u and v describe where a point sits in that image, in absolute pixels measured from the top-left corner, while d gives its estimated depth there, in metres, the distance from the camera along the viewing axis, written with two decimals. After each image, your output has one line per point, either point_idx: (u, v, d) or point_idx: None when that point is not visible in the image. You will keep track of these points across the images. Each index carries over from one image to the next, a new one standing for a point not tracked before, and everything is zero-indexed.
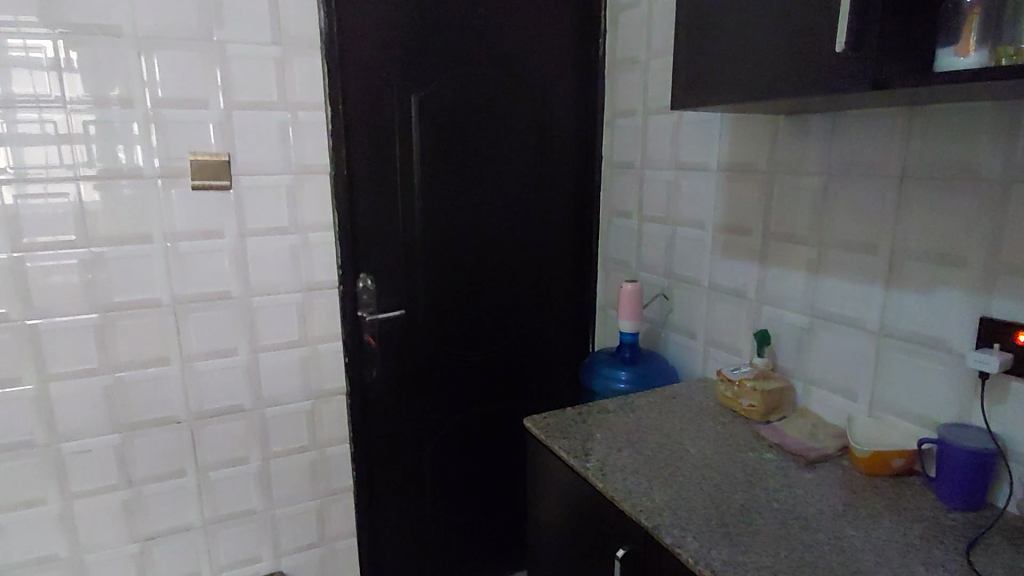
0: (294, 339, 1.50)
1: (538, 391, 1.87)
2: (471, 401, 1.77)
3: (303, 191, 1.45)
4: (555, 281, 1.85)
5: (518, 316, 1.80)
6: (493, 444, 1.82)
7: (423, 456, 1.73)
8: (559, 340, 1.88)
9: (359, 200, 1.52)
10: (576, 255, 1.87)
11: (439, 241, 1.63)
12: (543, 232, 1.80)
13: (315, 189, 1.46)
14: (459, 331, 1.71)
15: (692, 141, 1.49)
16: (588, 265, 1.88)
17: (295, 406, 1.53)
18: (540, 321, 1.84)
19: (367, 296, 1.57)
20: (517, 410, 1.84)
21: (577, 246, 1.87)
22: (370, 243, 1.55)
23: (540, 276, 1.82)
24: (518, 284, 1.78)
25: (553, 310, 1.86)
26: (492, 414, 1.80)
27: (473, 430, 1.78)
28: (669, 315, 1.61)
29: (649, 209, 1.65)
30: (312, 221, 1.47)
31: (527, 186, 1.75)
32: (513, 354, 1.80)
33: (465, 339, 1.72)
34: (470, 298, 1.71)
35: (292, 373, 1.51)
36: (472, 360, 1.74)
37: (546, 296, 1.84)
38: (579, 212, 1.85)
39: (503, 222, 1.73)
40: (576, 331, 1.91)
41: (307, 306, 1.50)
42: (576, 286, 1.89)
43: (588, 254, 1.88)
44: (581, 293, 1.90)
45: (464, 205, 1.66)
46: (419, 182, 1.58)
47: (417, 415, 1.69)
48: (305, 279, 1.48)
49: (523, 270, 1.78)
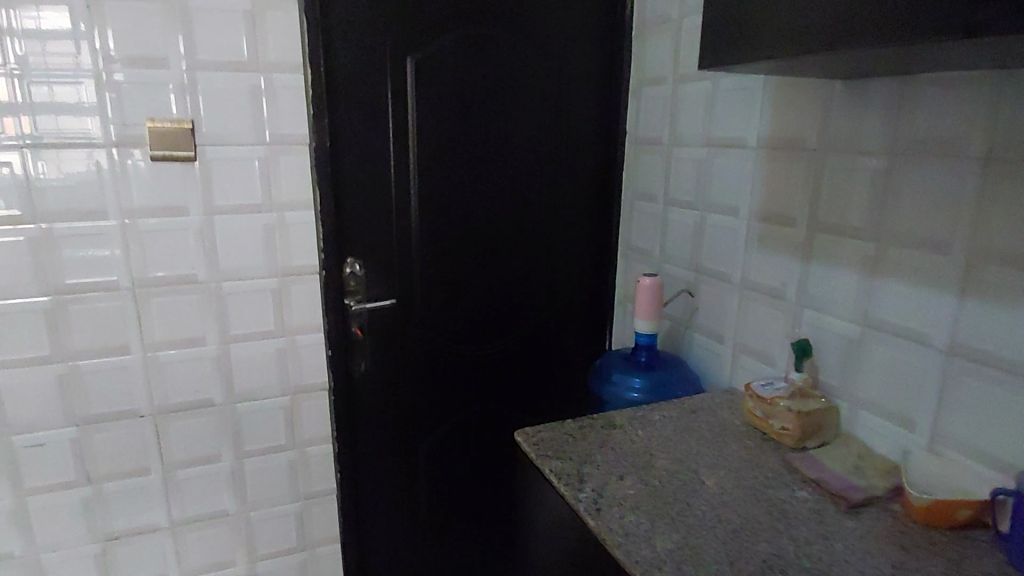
0: (269, 329, 1.35)
1: (547, 389, 1.69)
2: (471, 398, 1.61)
3: (279, 165, 1.29)
4: (567, 272, 1.66)
5: (525, 309, 1.62)
6: (495, 447, 1.66)
7: (416, 457, 1.58)
8: (570, 338, 1.70)
9: (344, 175, 1.35)
10: (592, 244, 1.68)
11: (436, 225, 1.46)
12: (556, 218, 1.61)
13: (291, 162, 1.30)
14: (459, 323, 1.55)
15: (730, 113, 1.27)
16: (606, 255, 1.69)
17: (271, 401, 1.39)
18: (550, 316, 1.66)
19: (354, 284, 1.42)
20: (521, 413, 1.67)
21: (592, 234, 1.67)
22: (357, 224, 1.39)
23: (551, 267, 1.63)
24: (526, 275, 1.60)
25: (565, 304, 1.68)
26: (494, 416, 1.64)
27: (473, 430, 1.63)
28: (695, 314, 1.41)
29: (676, 192, 1.44)
30: (287, 198, 1.31)
31: (539, 164, 1.56)
32: (519, 352, 1.64)
33: (466, 331, 1.56)
34: (472, 289, 1.54)
35: (268, 366, 1.37)
36: (473, 357, 1.58)
37: (558, 289, 1.66)
38: (597, 196, 1.66)
39: (510, 206, 1.54)
40: (590, 328, 1.72)
41: (284, 293, 1.35)
42: (592, 278, 1.70)
43: (607, 244, 1.68)
44: (597, 287, 1.71)
45: (466, 185, 1.48)
46: (413, 157, 1.41)
47: (411, 412, 1.55)
48: (282, 263, 1.33)
49: (533, 260, 1.60)
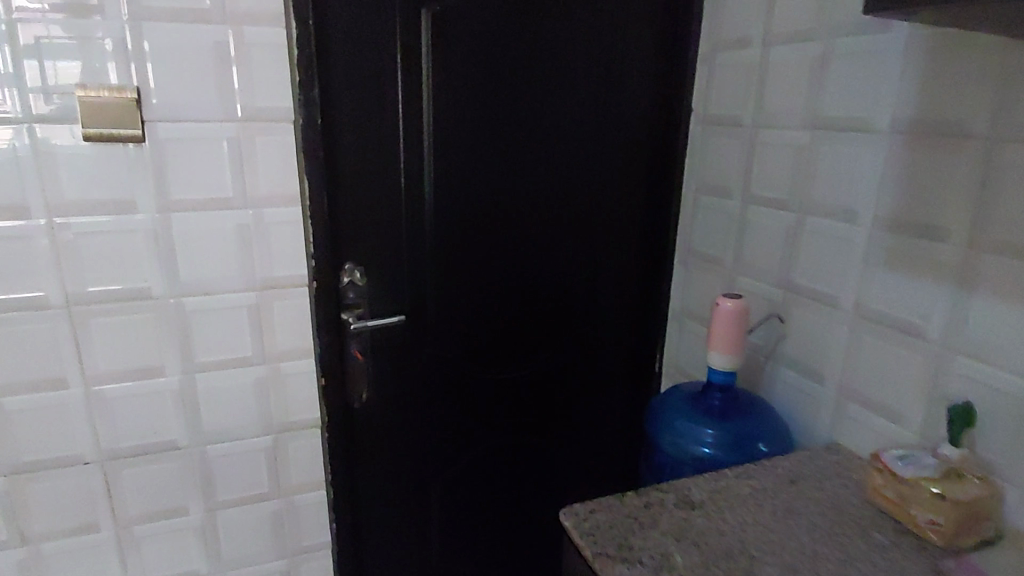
0: (244, 355, 1.07)
1: (583, 416, 1.42)
2: (494, 429, 1.34)
3: (255, 147, 0.99)
4: (612, 280, 1.37)
5: (561, 324, 1.34)
6: (520, 484, 1.40)
7: (427, 499, 1.32)
8: (612, 359, 1.42)
9: (340, 161, 1.06)
10: (641, 247, 1.38)
11: (456, 224, 1.18)
12: (602, 214, 1.32)
13: (271, 144, 1.00)
14: (481, 341, 1.27)
15: (851, 86, 0.96)
16: (659, 261, 1.39)
17: (249, 443, 1.12)
18: (590, 333, 1.38)
19: (353, 295, 1.13)
20: (551, 445, 1.40)
21: (643, 235, 1.38)
22: (358, 222, 1.10)
23: (594, 274, 1.34)
24: (563, 283, 1.31)
25: (608, 318, 1.39)
26: (520, 449, 1.38)
27: (494, 465, 1.36)
28: (783, 344, 1.11)
29: (761, 188, 1.14)
30: (265, 190, 1.01)
31: (583, 149, 1.26)
32: (552, 375, 1.36)
33: (489, 351, 1.28)
34: (498, 301, 1.26)
35: (243, 401, 1.09)
36: (497, 381, 1.31)
37: (600, 301, 1.37)
38: (649, 188, 1.35)
39: (547, 200, 1.25)
40: (635, 348, 1.44)
41: (264, 312, 1.06)
42: (640, 288, 1.41)
43: (661, 247, 1.38)
44: (646, 298, 1.41)
45: (495, 175, 1.19)
46: (429, 139, 1.12)
47: (421, 447, 1.28)
48: (260, 274, 1.04)
49: (572, 266, 1.31)
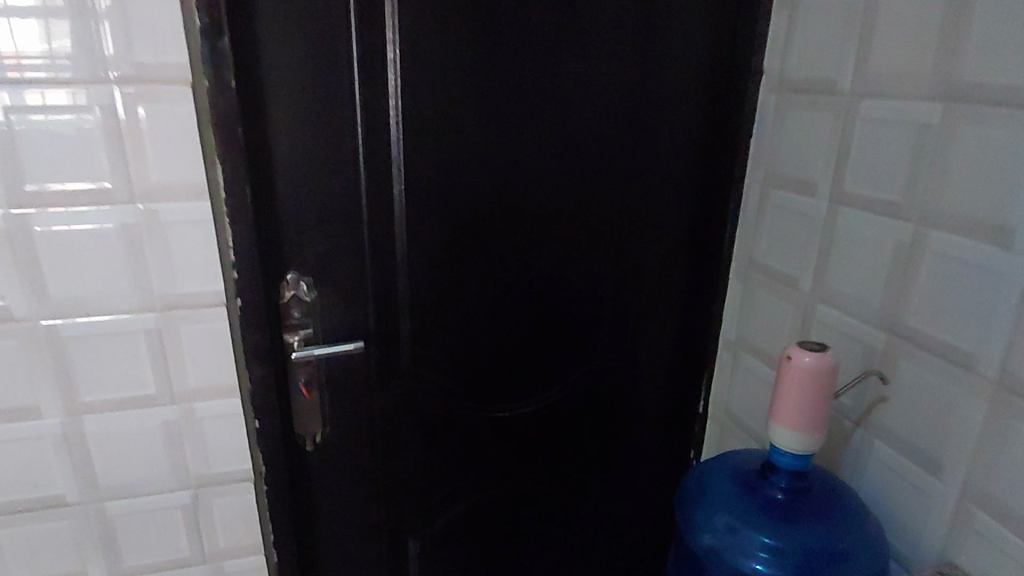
0: (145, 394, 0.82)
1: (601, 460, 1.16)
2: (488, 475, 1.09)
3: (137, 119, 0.73)
4: (644, 298, 1.07)
5: (574, 352, 1.06)
6: (520, 536, 1.16)
7: (404, 554, 1.09)
8: (639, 395, 1.14)
9: (271, 144, 0.81)
10: (685, 258, 1.07)
11: (435, 226, 0.91)
12: (633, 213, 1.01)
13: (160, 115, 0.74)
14: (470, 372, 1.02)
15: (1013, 32, 0.62)
16: (705, 276, 1.08)
17: (160, 500, 0.87)
18: (614, 363, 1.09)
19: (298, 312, 0.90)
20: (558, 495, 1.15)
21: (688, 242, 1.06)
22: (302, 225, 0.86)
23: (619, 291, 1.05)
24: (579, 302, 1.04)
25: (636, 344, 1.10)
26: (518, 499, 1.13)
27: (489, 516, 1.12)
28: (880, 410, 0.79)
29: (860, 186, 0.80)
30: (154, 177, 0.75)
31: (610, 127, 0.96)
32: (562, 413, 1.09)
33: (480, 384, 1.03)
34: (492, 322, 1.00)
35: (148, 451, 0.85)
36: (492, 420, 1.06)
37: (627, 324, 1.08)
38: (698, 182, 1.03)
39: (560, 197, 0.96)
40: (670, 382, 1.15)
41: (168, 339, 0.81)
42: (681, 309, 1.10)
43: (711, 258, 1.07)
44: (686, 322, 1.11)
45: (488, 163, 0.91)
46: (397, 114, 0.85)
47: (395, 497, 1.05)
48: (159, 292, 0.78)
49: (590, 281, 1.03)
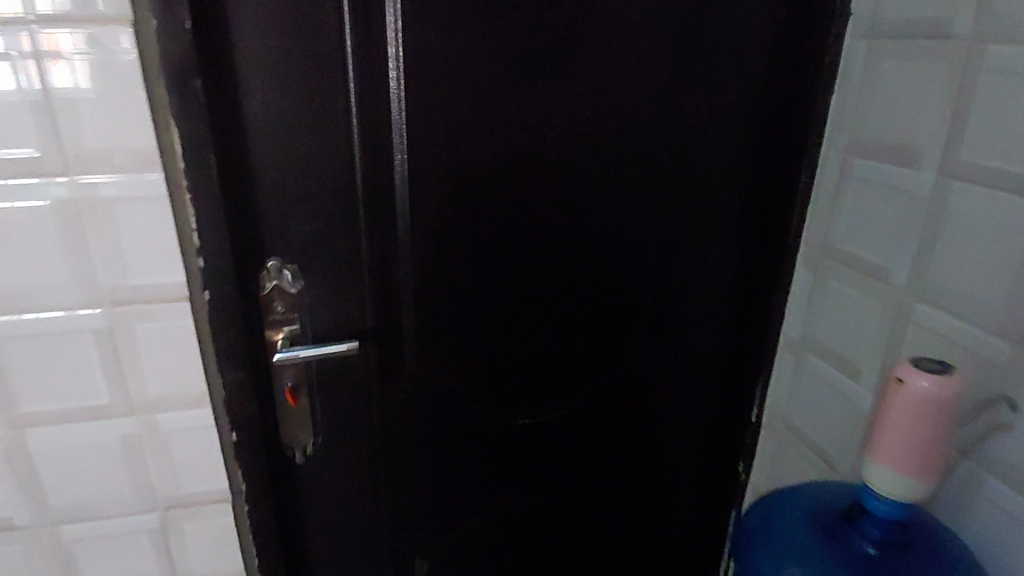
0: (99, 405, 0.69)
1: (633, 472, 1.01)
2: (504, 489, 0.95)
3: (64, 69, 0.58)
4: (688, 288, 0.92)
5: (606, 350, 0.92)
6: (541, 555, 1.02)
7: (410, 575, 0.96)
8: (680, 400, 0.98)
9: (243, 102, 0.67)
10: (740, 242, 0.90)
11: (444, 202, 0.77)
12: (677, 186, 0.86)
13: (94, 65, 0.58)
14: (483, 374, 0.87)
15: None
16: (765, 267, 0.91)
17: (123, 523, 0.75)
18: (651, 362, 0.95)
19: (281, 306, 0.76)
20: (584, 510, 1.01)
21: (744, 223, 0.90)
22: (283, 202, 0.72)
23: (658, 279, 0.90)
24: (613, 292, 0.89)
25: (678, 341, 0.95)
26: (539, 514, 0.99)
27: (506, 533, 0.98)
28: (998, 439, 0.63)
29: (981, 155, 0.63)
30: (92, 142, 0.60)
31: (654, 85, 0.80)
32: (589, 422, 0.95)
33: (495, 389, 0.89)
34: (507, 318, 0.85)
35: (106, 469, 0.72)
36: (510, 427, 0.92)
37: (666, 318, 0.93)
38: (760, 152, 0.86)
39: (592, 168, 0.81)
40: (716, 386, 0.99)
41: (121, 341, 0.67)
42: (732, 302, 0.94)
43: (773, 247, 0.90)
44: (740, 320, 0.94)
45: (507, 127, 0.76)
46: (399, 67, 0.70)
47: (398, 514, 0.91)
48: (107, 285, 0.64)
49: (627, 269, 0.88)
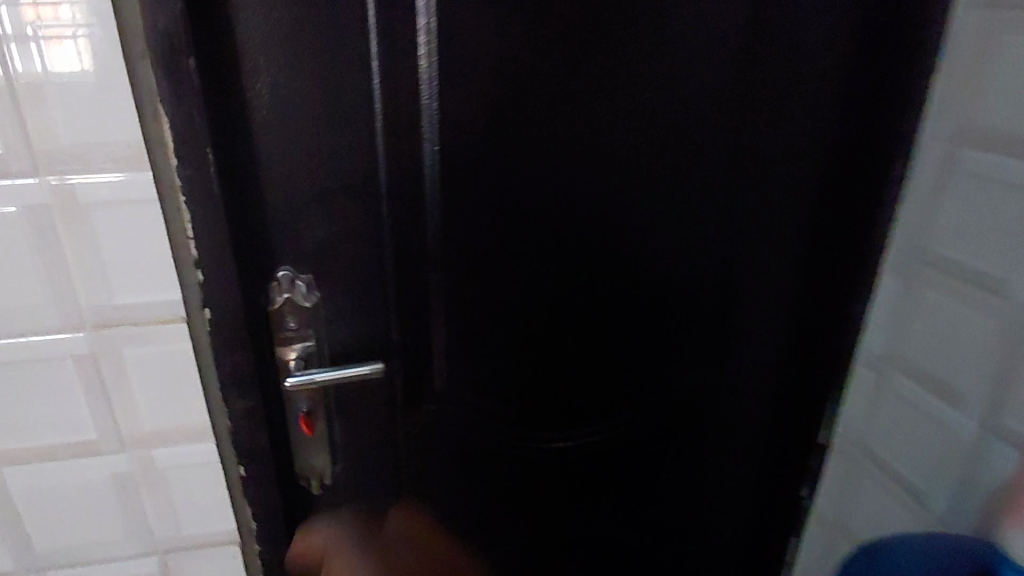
0: (85, 440, 0.59)
1: (680, 496, 0.91)
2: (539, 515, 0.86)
3: (25, 50, 0.47)
4: (751, 294, 0.81)
5: (656, 365, 0.81)
6: None
7: None
8: (735, 419, 0.88)
9: (245, 86, 0.56)
10: (806, 243, 0.80)
11: (479, 201, 0.67)
12: (743, 180, 0.75)
13: (64, 48, 0.47)
14: (519, 393, 0.77)
15: None
16: (842, 275, 0.79)
17: (118, 568, 0.66)
18: (706, 377, 0.84)
19: (293, 321, 0.66)
20: (626, 538, 0.91)
21: (815, 222, 0.79)
22: (295, 202, 0.61)
23: (716, 284, 0.80)
24: (666, 300, 0.78)
25: (736, 354, 0.84)
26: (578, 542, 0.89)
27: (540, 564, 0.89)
28: None
29: None
30: (60, 139, 0.49)
31: (723, 63, 0.68)
32: (634, 443, 0.85)
33: (532, 409, 0.79)
34: (548, 329, 0.75)
35: (95, 510, 0.63)
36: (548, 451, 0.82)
37: (723, 327, 0.82)
38: (836, 141, 0.75)
39: (647, 159, 0.70)
40: (775, 402, 0.88)
41: (108, 368, 0.57)
42: (796, 311, 0.83)
43: (849, 249, 0.78)
44: (806, 330, 0.83)
45: (553, 113, 0.65)
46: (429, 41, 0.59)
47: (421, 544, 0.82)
48: (88, 306, 0.54)
49: (682, 274, 0.77)
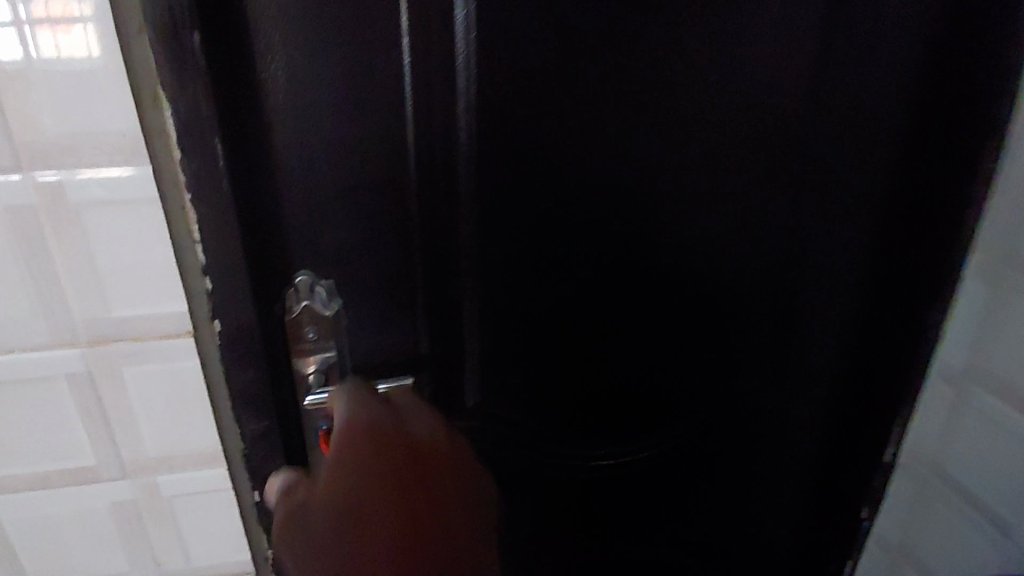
0: (84, 466, 0.53)
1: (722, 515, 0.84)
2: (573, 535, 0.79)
3: (19, 40, 0.40)
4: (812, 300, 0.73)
5: (704, 378, 0.74)
6: None
7: None
8: (787, 436, 0.80)
9: (258, 68, 0.49)
10: (876, 241, 0.71)
11: (517, 197, 0.60)
12: (810, 175, 0.67)
13: (64, 37, 0.41)
14: (554, 407, 0.70)
15: None
16: (917, 278, 0.69)
17: None
18: (757, 391, 0.77)
19: (313, 331, 0.58)
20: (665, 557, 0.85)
21: (889, 223, 0.70)
22: (315, 201, 0.54)
23: (771, 290, 0.72)
24: (718, 307, 0.71)
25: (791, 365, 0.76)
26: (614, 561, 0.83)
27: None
28: None
29: None
30: (47, 129, 0.42)
31: (794, 41, 0.61)
32: (676, 460, 0.78)
33: (567, 424, 0.72)
34: (586, 339, 0.68)
35: (96, 540, 0.57)
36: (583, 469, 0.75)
37: (777, 337, 0.74)
38: (920, 129, 0.66)
39: (705, 150, 0.63)
40: (833, 417, 0.80)
41: (108, 390, 0.51)
42: (858, 320, 0.75)
43: (931, 252, 0.68)
44: (869, 343, 0.75)
45: (603, 97, 0.58)
46: (467, 14, 0.52)
47: None
48: (84, 321, 0.48)
49: (738, 277, 0.70)
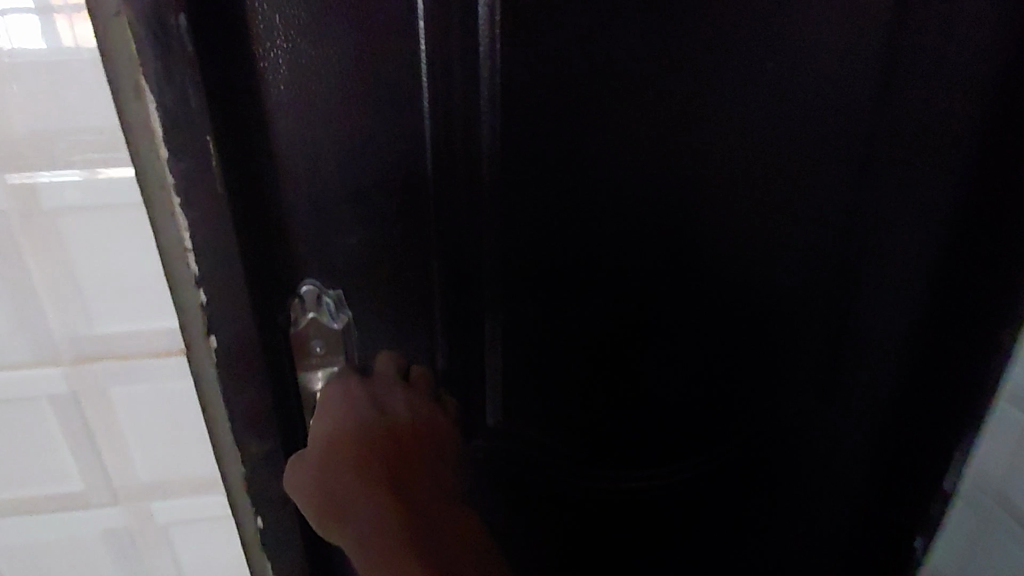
0: (71, 489, 0.49)
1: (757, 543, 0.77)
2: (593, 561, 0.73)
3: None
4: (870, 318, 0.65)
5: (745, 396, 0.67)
6: None
7: None
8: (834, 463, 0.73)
9: (256, 53, 0.43)
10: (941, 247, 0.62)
11: (543, 198, 0.54)
12: (873, 176, 0.60)
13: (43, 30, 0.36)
14: (575, 426, 0.65)
15: None
16: (987, 291, 0.59)
17: None
18: (798, 410, 0.70)
19: (322, 344, 0.53)
20: None
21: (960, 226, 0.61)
22: (322, 203, 0.49)
23: (819, 300, 0.65)
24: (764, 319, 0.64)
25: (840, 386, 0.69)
26: None
27: None
28: None
29: None
30: (21, 122, 0.38)
31: (859, 23, 0.54)
32: (707, 484, 0.71)
33: (589, 443, 0.66)
34: (612, 353, 0.62)
35: (87, 566, 0.52)
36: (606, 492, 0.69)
37: (823, 352, 0.67)
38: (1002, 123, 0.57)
39: (754, 146, 0.57)
40: (884, 443, 0.71)
41: (94, 410, 0.46)
42: (916, 340, 0.66)
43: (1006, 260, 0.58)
44: (930, 366, 0.65)
45: (640, 87, 0.52)
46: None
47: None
48: (65, 336, 0.43)
49: (787, 288, 0.63)
